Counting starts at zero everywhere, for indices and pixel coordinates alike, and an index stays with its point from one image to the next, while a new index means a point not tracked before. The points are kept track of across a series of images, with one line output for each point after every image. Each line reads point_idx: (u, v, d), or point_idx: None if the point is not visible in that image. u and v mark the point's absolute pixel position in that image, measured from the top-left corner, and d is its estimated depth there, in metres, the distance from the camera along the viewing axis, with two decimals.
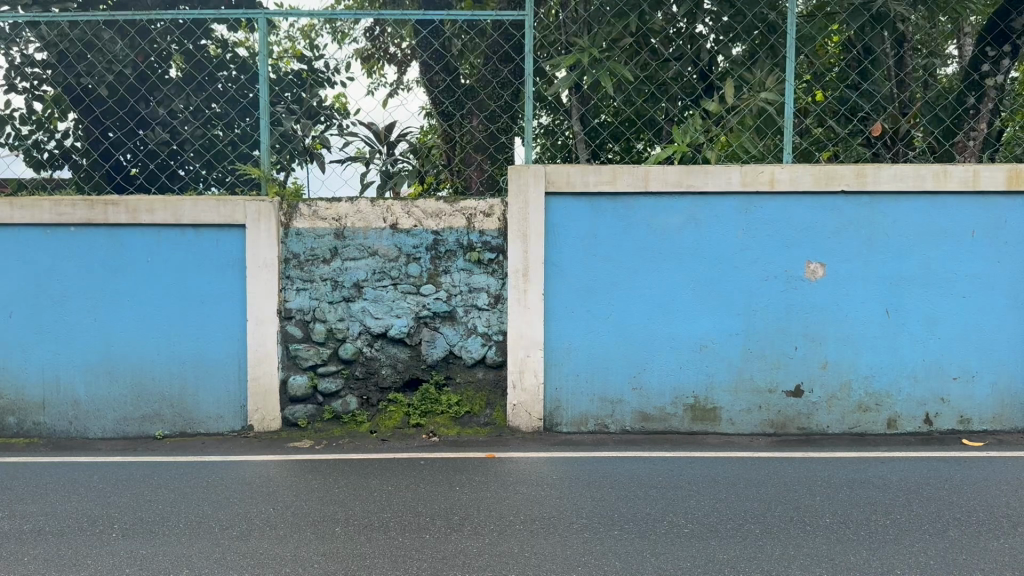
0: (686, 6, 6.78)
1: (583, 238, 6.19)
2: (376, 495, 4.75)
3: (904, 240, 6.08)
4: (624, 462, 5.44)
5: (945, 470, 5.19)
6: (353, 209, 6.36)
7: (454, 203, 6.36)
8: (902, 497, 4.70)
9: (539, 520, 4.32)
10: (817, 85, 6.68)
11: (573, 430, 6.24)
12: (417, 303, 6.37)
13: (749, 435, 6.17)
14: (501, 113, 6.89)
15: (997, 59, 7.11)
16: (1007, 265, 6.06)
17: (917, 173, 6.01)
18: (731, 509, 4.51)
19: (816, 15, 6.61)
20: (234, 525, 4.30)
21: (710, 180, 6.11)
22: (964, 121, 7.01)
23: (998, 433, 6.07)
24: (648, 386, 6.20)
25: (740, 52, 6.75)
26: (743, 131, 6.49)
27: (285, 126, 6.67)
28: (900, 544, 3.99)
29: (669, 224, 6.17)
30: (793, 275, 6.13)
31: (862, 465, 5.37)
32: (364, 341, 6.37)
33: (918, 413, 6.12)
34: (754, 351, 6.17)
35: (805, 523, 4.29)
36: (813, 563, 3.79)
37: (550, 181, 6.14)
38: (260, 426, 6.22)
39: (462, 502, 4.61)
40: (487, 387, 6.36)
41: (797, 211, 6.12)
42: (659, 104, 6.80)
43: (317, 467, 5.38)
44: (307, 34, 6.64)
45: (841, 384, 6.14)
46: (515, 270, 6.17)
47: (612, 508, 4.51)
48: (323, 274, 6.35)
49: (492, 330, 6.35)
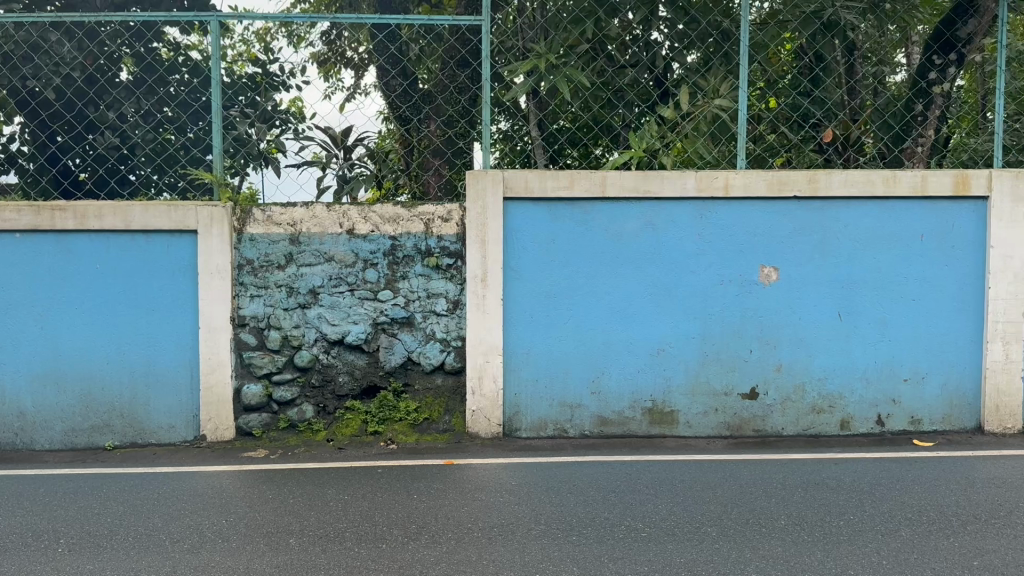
0: (642, 14, 6.88)
1: (541, 243, 6.19)
2: (332, 505, 4.68)
3: (855, 243, 6.19)
4: (584, 467, 5.44)
5: (897, 471, 5.28)
6: (308, 214, 6.26)
7: (411, 209, 6.31)
8: (855, 497, 4.76)
9: (496, 526, 4.30)
10: (769, 92, 6.70)
11: (533, 435, 6.25)
12: (375, 310, 6.30)
13: (706, 438, 6.23)
14: (458, 119, 6.75)
15: (943, 67, 7.20)
16: (954, 267, 6.19)
17: (867, 177, 6.12)
18: (687, 512, 4.54)
19: (769, 24, 6.59)
20: (185, 538, 4.21)
21: (667, 186, 6.15)
22: (911, 128, 7.23)
23: (947, 433, 6.21)
24: (607, 391, 6.23)
25: (695, 59, 6.83)
26: (698, 137, 6.57)
27: (239, 130, 6.53)
28: (853, 545, 4.05)
29: (627, 229, 6.20)
30: (748, 279, 6.20)
31: (817, 466, 5.44)
32: (320, 348, 6.28)
33: (870, 414, 6.23)
34: (710, 354, 6.23)
35: (760, 525, 4.34)
36: (769, 564, 3.83)
37: (508, 186, 6.13)
38: (212, 435, 6.11)
39: (419, 511, 4.56)
40: (446, 393, 6.31)
41: (752, 216, 6.19)
42: (615, 110, 6.86)
43: (273, 476, 5.29)
44: (262, 38, 6.56)
45: (796, 386, 6.23)
46: (473, 276, 6.14)
47: (571, 513, 4.51)
48: (278, 280, 6.24)
49: (451, 335, 6.31)
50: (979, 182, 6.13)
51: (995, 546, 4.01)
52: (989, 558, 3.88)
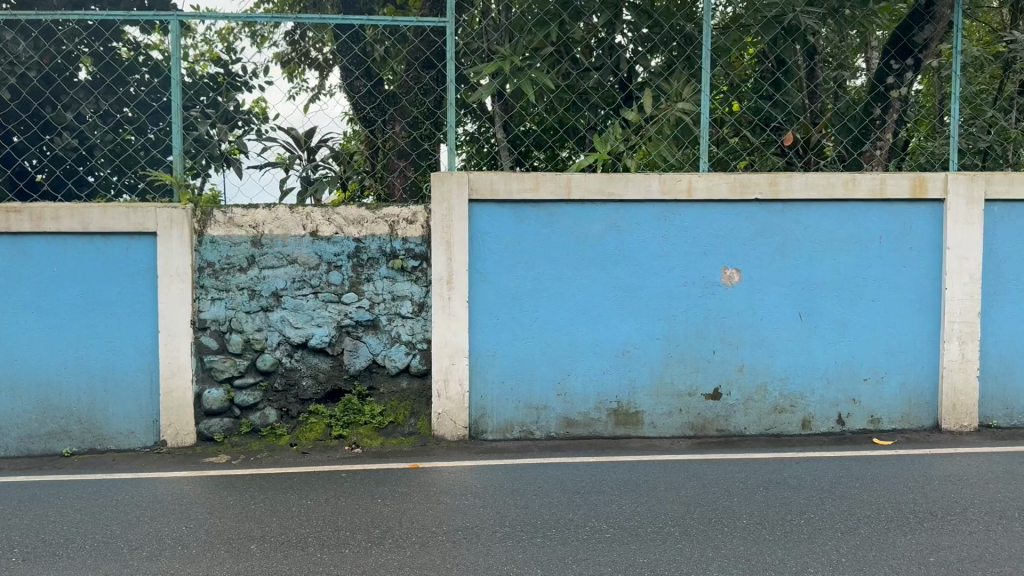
0: (606, 18, 6.92)
1: (506, 245, 6.18)
2: (295, 510, 4.63)
3: (815, 245, 6.27)
4: (549, 469, 5.44)
5: (856, 469, 5.37)
6: (270, 216, 6.19)
7: (376, 211, 6.27)
8: (815, 496, 4.83)
9: (460, 530, 4.28)
10: (732, 96, 6.76)
11: (498, 438, 6.24)
12: (339, 312, 6.25)
13: (670, 438, 6.27)
14: (423, 121, 6.76)
15: (901, 72, 7.40)
16: (912, 269, 6.30)
17: (827, 181, 6.21)
18: (650, 512, 4.57)
19: (730, 28, 6.73)
20: (144, 545, 4.14)
21: (631, 188, 6.18)
22: (870, 131, 7.28)
23: (906, 432, 6.32)
24: (572, 392, 6.25)
25: (658, 63, 6.85)
26: (661, 139, 6.64)
27: (199, 131, 6.45)
28: (813, 543, 4.10)
29: (592, 231, 6.22)
30: (711, 281, 6.26)
31: (778, 465, 5.50)
32: (283, 352, 6.21)
33: (831, 413, 6.31)
34: (675, 355, 6.28)
35: (721, 524, 4.38)
36: (730, 563, 3.87)
37: (473, 189, 6.12)
38: (173, 441, 6.02)
39: (384, 515, 4.53)
40: (412, 396, 6.27)
41: (714, 218, 6.25)
42: (580, 112, 6.88)
43: (235, 481, 5.22)
44: (225, 38, 6.51)
45: (757, 387, 6.30)
46: (438, 279, 6.11)
47: (536, 515, 4.52)
48: (240, 283, 6.17)
49: (417, 338, 6.28)
50: (935, 185, 6.25)
51: (950, 542, 4.09)
52: (944, 554, 3.96)
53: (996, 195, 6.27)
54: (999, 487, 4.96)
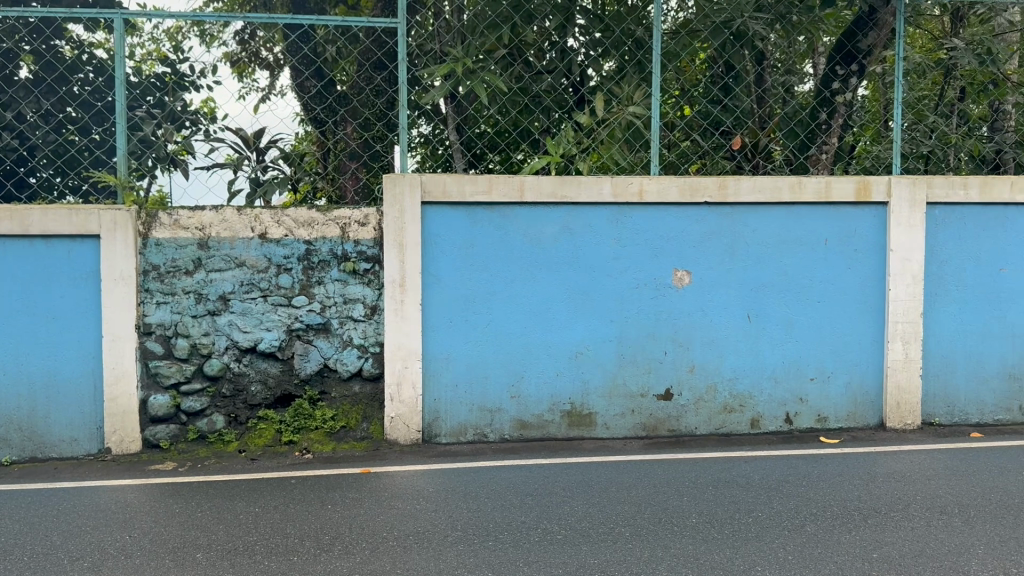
0: (558, 21, 6.90)
1: (458, 247, 6.16)
2: (242, 517, 4.55)
3: (763, 247, 6.37)
4: (501, 472, 5.43)
5: (802, 468, 5.46)
6: (217, 217, 6.08)
7: (327, 213, 6.19)
8: (763, 495, 4.90)
9: (411, 534, 4.25)
10: (683, 101, 6.97)
11: (451, 441, 6.22)
12: (289, 316, 6.17)
13: (623, 439, 6.31)
14: (375, 122, 6.83)
15: (846, 77, 7.47)
16: (857, 270, 6.43)
17: (774, 184, 6.31)
18: (602, 513, 4.59)
19: (680, 33, 6.83)
20: (84, 556, 4.03)
21: (583, 192, 6.21)
22: (816, 136, 7.38)
23: (852, 430, 6.45)
24: (525, 394, 6.26)
25: (610, 67, 6.92)
26: (613, 143, 6.66)
27: (143, 132, 6.33)
28: (760, 541, 4.16)
29: (544, 233, 6.24)
30: (662, 283, 6.32)
31: (728, 465, 5.57)
32: (231, 356, 6.11)
33: (779, 412, 6.42)
34: (627, 356, 6.32)
35: (671, 523, 4.42)
36: (679, 563, 3.90)
37: (426, 191, 6.08)
38: (118, 448, 5.88)
39: (334, 521, 4.48)
40: (363, 400, 6.21)
41: (665, 221, 6.31)
42: (534, 115, 6.91)
43: (181, 489, 5.12)
44: (173, 37, 6.39)
45: (708, 387, 6.37)
46: (390, 282, 6.06)
47: (488, 518, 4.50)
48: (186, 287, 6.05)
49: (369, 342, 6.20)
50: (879, 189, 6.37)
51: (893, 539, 4.17)
52: (887, 549, 4.04)
53: (937, 198, 6.43)
54: (940, 483, 5.08)
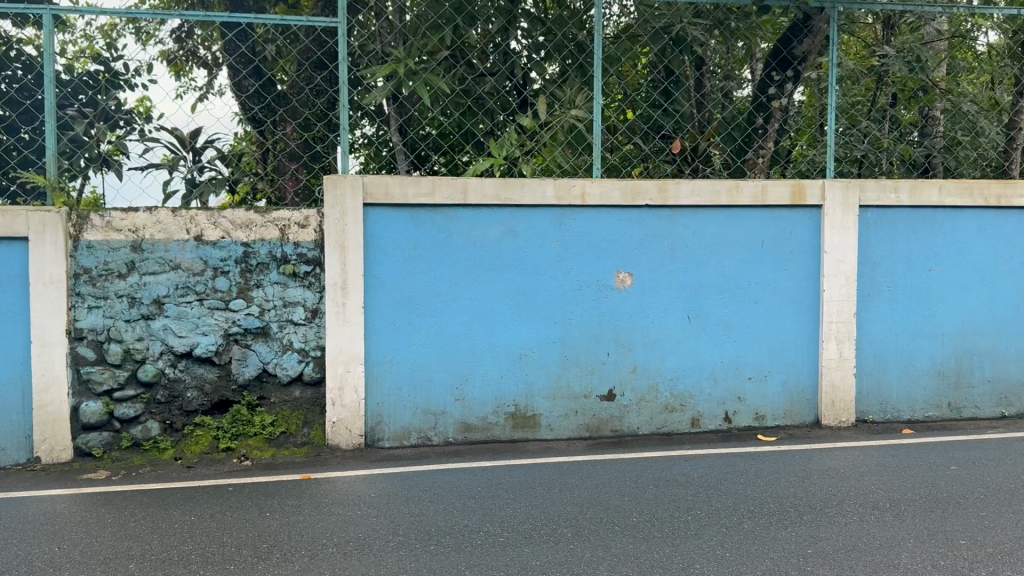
0: (500, 24, 6.90)
1: (401, 249, 6.12)
2: (177, 527, 4.45)
3: (703, 249, 6.47)
4: (445, 475, 5.42)
5: (740, 465, 5.56)
6: (152, 219, 5.94)
7: (265, 214, 6.09)
8: (702, 493, 4.98)
9: (352, 541, 4.21)
10: (625, 105, 6.99)
11: (395, 445, 6.18)
12: (226, 320, 6.06)
13: (567, 440, 6.34)
14: (315, 121, 6.64)
15: (782, 83, 7.64)
16: (793, 271, 6.58)
17: (712, 188, 6.43)
18: (544, 514, 4.61)
19: (621, 38, 6.90)
20: (10, 570, 3.89)
21: (526, 195, 6.23)
22: (754, 139, 7.49)
23: (789, 427, 6.60)
24: (469, 397, 6.25)
25: (553, 71, 6.93)
26: (556, 146, 6.69)
27: (74, 131, 6.16)
28: (699, 539, 4.22)
29: (487, 235, 6.24)
30: (604, 285, 6.37)
31: (668, 464, 5.64)
32: (166, 362, 5.97)
33: (718, 412, 6.53)
34: (570, 358, 6.36)
35: (612, 523, 4.46)
36: (620, 562, 3.93)
37: (367, 193, 6.02)
38: (48, 457, 5.70)
39: (272, 529, 4.41)
40: (303, 405, 6.12)
41: (607, 224, 6.37)
42: (476, 117, 6.91)
43: (114, 499, 4.98)
44: (107, 34, 6.23)
45: (649, 387, 6.45)
46: (331, 284, 5.99)
47: (430, 522, 4.48)
48: (119, 290, 5.89)
49: (310, 345, 6.13)
50: (813, 192, 6.53)
51: (827, 534, 4.28)
52: (821, 545, 4.14)
53: (869, 201, 6.61)
54: (872, 479, 5.23)
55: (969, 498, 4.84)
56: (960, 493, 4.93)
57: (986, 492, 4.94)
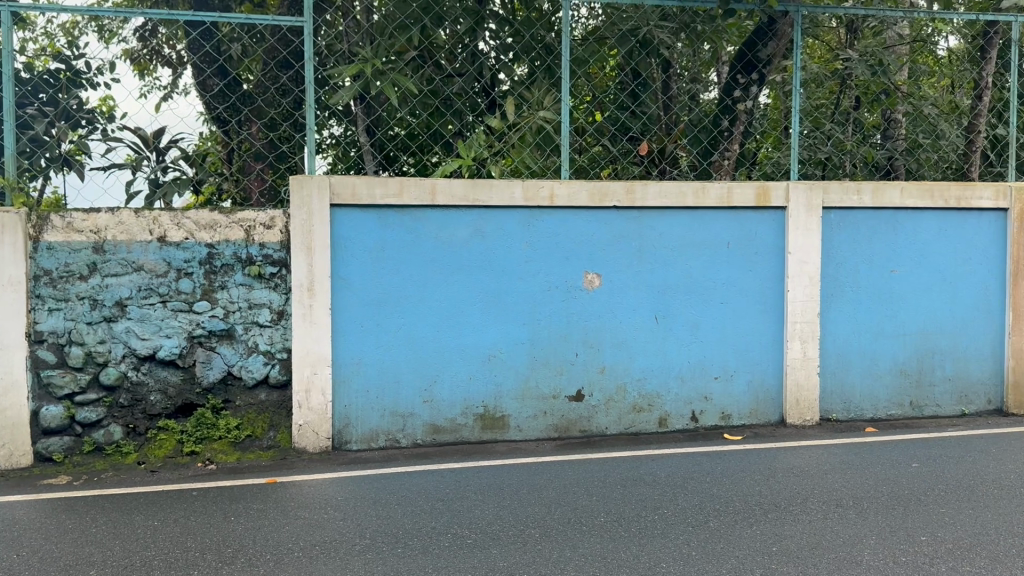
0: (468, 24, 6.91)
1: (369, 251, 6.10)
2: (140, 532, 4.39)
3: (670, 250, 6.52)
4: (413, 477, 5.40)
5: (707, 464, 5.62)
6: (114, 220, 5.84)
7: (230, 215, 6.02)
8: (669, 492, 5.02)
9: (318, 544, 4.18)
10: (595, 107, 7.07)
11: (363, 448, 6.14)
12: (190, 322, 5.99)
13: (536, 440, 6.36)
14: (281, 121, 6.56)
15: (746, 86, 7.62)
16: (758, 272, 6.66)
17: (679, 190, 6.48)
18: (512, 515, 4.62)
19: (589, 40, 6.92)
20: None
21: (494, 196, 6.23)
22: (719, 142, 7.58)
23: (754, 426, 6.68)
24: (438, 398, 6.24)
25: (522, 72, 6.94)
26: (523, 147, 6.67)
27: (34, 130, 6.04)
28: (665, 538, 4.25)
29: (456, 236, 6.23)
30: (573, 285, 6.40)
31: (635, 463, 5.68)
32: (129, 365, 5.88)
33: (686, 411, 6.59)
34: (539, 359, 6.37)
35: (579, 523, 4.48)
36: (587, 562, 3.95)
37: (334, 193, 5.98)
38: (7, 462, 5.62)
39: (237, 533, 4.36)
40: (269, 408, 6.07)
41: (575, 225, 6.39)
42: (445, 117, 6.90)
43: (74, 504, 4.90)
44: (69, 32, 6.17)
45: (617, 387, 6.48)
46: (298, 285, 5.94)
47: (397, 525, 4.46)
48: (80, 292, 5.80)
49: (275, 347, 6.08)
50: (778, 194, 6.61)
51: (791, 532, 4.33)
52: (785, 542, 4.19)
53: (832, 203, 6.71)
54: (835, 477, 5.31)
55: (930, 495, 4.93)
56: (921, 490, 5.02)
57: (946, 489, 5.03)
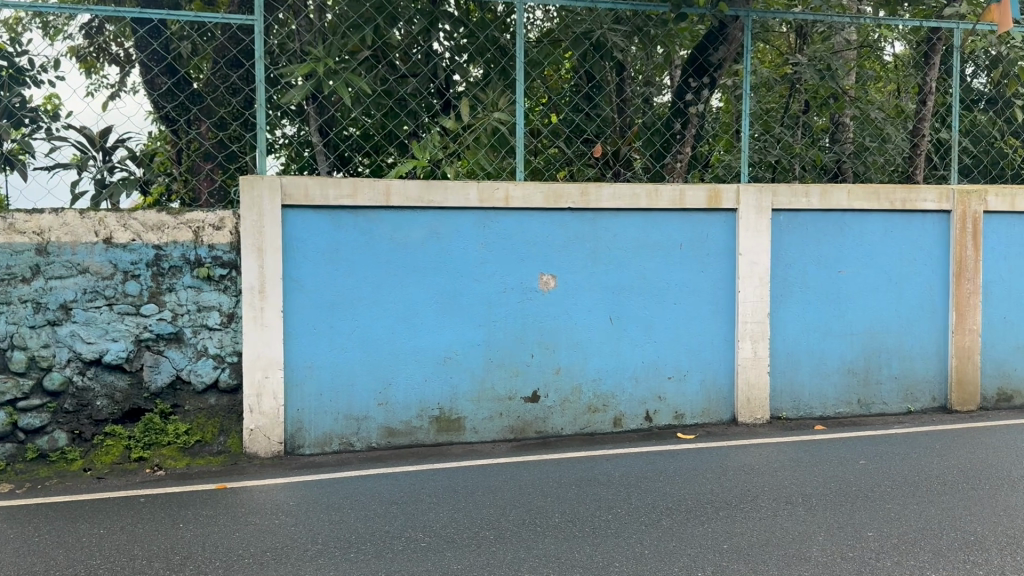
0: (422, 25, 6.93)
1: (322, 252, 6.04)
2: (85, 540, 4.29)
3: (624, 251, 6.58)
4: (367, 481, 5.37)
5: (660, 464, 5.68)
6: (58, 221, 5.71)
7: (178, 215, 5.92)
8: (623, 491, 5.06)
9: (269, 550, 4.13)
10: (551, 110, 7.15)
11: (316, 452, 6.08)
12: (137, 325, 5.87)
13: (491, 442, 6.36)
14: (230, 121, 6.50)
15: (698, 89, 7.72)
16: (710, 273, 6.75)
17: (632, 192, 6.53)
18: (467, 517, 4.62)
19: (543, 42, 7.03)
20: None
21: (449, 197, 6.22)
22: (671, 145, 7.68)
23: (707, 425, 6.77)
24: (393, 401, 6.21)
25: (477, 74, 6.95)
26: (478, 148, 6.69)
27: None
28: (619, 537, 4.29)
29: (410, 238, 6.20)
30: (528, 287, 6.42)
31: (590, 464, 5.72)
32: (74, 369, 5.75)
33: (640, 411, 6.65)
34: (494, 360, 6.38)
35: (534, 524, 4.50)
36: (541, 563, 3.97)
37: (286, 194, 5.91)
38: None
39: (186, 540, 4.29)
40: (220, 413, 5.98)
41: (530, 226, 6.41)
42: (399, 118, 6.89)
43: (16, 513, 4.77)
44: (13, 28, 6.03)
45: (573, 388, 6.52)
46: (249, 288, 5.85)
47: (350, 529, 4.43)
48: (23, 295, 5.67)
49: (225, 351, 6.00)
50: (729, 196, 6.72)
51: (742, 529, 4.40)
52: (736, 540, 4.25)
53: (781, 205, 6.83)
54: (785, 474, 5.41)
55: (876, 491, 5.05)
56: (867, 487, 5.13)
57: (892, 485, 5.16)
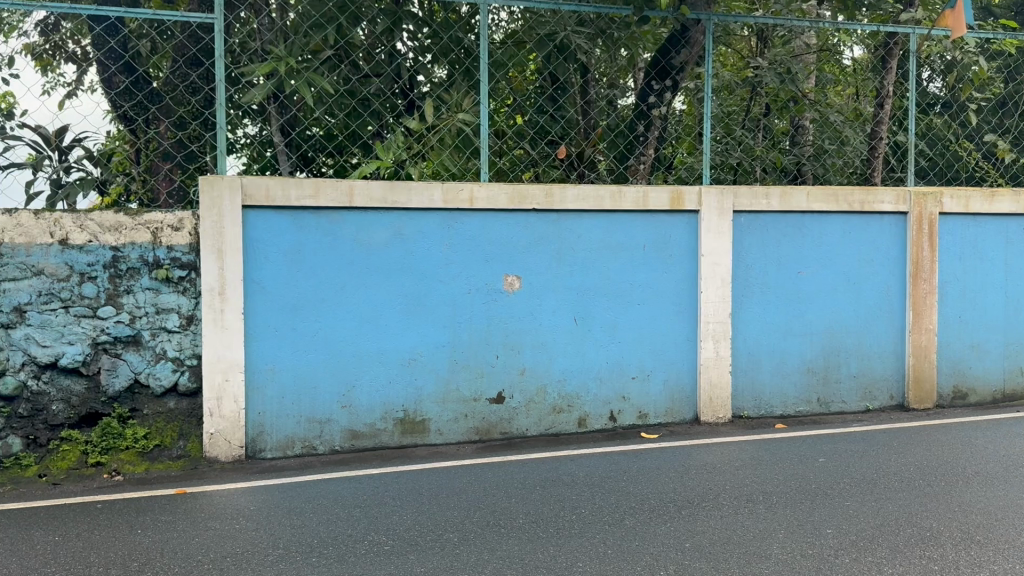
0: (386, 25, 6.87)
1: (285, 254, 5.99)
2: (39, 548, 4.20)
3: (588, 252, 6.61)
4: (329, 484, 5.33)
5: (624, 464, 5.71)
6: (11, 222, 5.59)
7: (136, 216, 5.83)
8: (586, 492, 5.08)
9: (230, 556, 4.08)
10: (515, 112, 7.15)
11: (279, 455, 6.03)
12: (94, 328, 5.77)
13: (456, 444, 6.35)
14: (190, 121, 6.35)
15: (661, 92, 7.76)
16: (673, 273, 6.81)
17: (596, 194, 6.57)
18: (430, 519, 4.61)
19: (508, 44, 6.98)
20: None
21: (413, 198, 6.19)
22: (635, 146, 7.70)
23: (670, 425, 6.82)
24: (357, 403, 6.17)
25: (441, 74, 6.94)
26: (443, 148, 6.67)
27: None
28: (582, 537, 4.31)
29: (374, 239, 6.17)
30: (493, 288, 6.42)
31: (554, 464, 5.73)
32: (29, 373, 5.65)
33: (604, 411, 6.68)
34: (459, 362, 6.37)
35: (498, 526, 4.50)
36: (505, 564, 3.97)
37: (247, 195, 5.85)
38: None
39: (144, 547, 4.22)
40: (179, 417, 5.90)
41: (495, 228, 6.42)
42: (362, 118, 6.86)
43: None
44: None
45: (537, 389, 6.53)
46: (209, 290, 5.78)
47: (312, 533, 4.40)
48: None
49: (185, 354, 5.91)
50: (691, 198, 6.78)
51: (704, 528, 4.45)
52: (698, 538, 4.29)
53: (742, 207, 6.91)
54: (746, 473, 5.47)
55: (835, 488, 5.13)
56: (827, 484, 5.21)
57: (851, 482, 5.24)
